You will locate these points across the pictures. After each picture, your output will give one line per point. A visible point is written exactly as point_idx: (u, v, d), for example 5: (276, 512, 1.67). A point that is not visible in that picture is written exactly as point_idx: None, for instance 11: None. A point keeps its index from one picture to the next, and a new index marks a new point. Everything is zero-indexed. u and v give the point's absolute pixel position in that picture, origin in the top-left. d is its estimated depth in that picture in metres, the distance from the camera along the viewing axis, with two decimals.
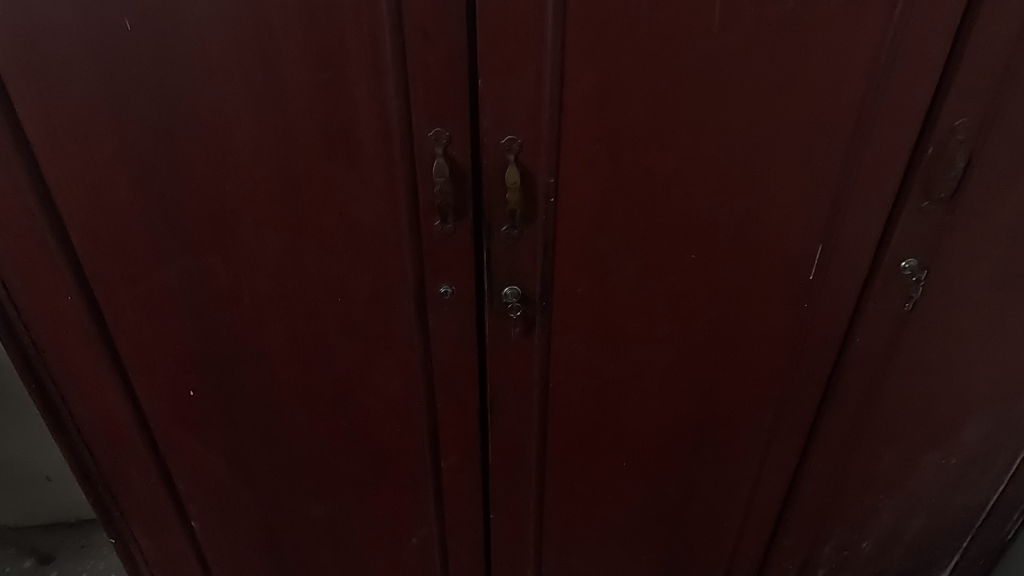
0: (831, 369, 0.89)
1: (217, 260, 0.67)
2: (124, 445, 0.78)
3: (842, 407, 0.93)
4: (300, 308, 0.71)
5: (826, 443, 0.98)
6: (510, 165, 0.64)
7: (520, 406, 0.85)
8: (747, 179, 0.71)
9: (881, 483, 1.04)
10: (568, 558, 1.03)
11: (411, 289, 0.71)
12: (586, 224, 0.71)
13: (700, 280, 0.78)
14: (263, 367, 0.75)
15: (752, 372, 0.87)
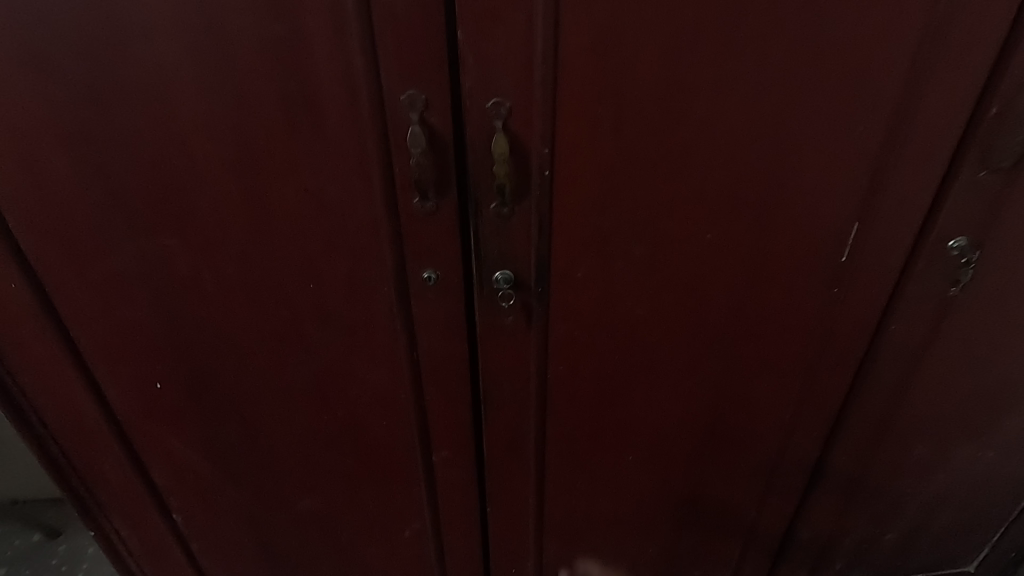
0: (860, 359, 0.81)
1: (174, 243, 0.60)
2: (93, 439, 0.73)
3: (871, 399, 0.85)
4: (269, 296, 0.65)
5: (851, 436, 0.90)
6: (498, 133, 0.56)
7: (518, 399, 0.79)
8: (772, 158, 0.62)
9: (910, 476, 0.97)
10: (571, 552, 0.98)
11: (390, 275, 0.64)
12: (587, 203, 0.63)
13: (715, 265, 0.69)
14: (235, 358, 0.69)
15: (772, 363, 0.80)
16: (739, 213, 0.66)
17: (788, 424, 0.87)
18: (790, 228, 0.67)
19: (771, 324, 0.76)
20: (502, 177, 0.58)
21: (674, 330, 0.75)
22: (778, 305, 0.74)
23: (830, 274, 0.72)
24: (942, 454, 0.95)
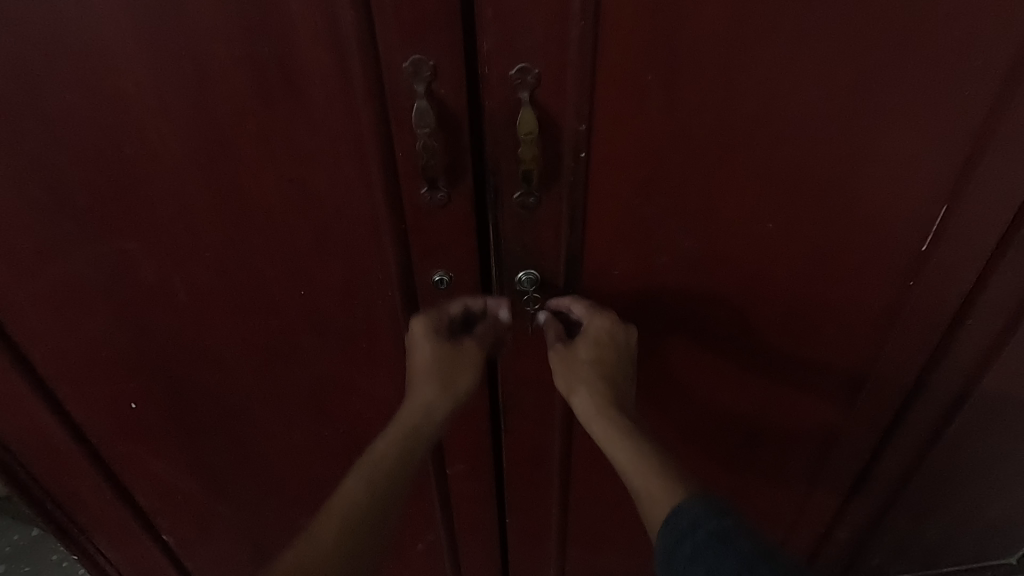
0: (925, 357, 0.70)
1: (134, 248, 0.50)
2: (65, 462, 0.65)
3: (932, 401, 0.74)
4: (253, 305, 0.55)
5: (906, 440, 0.80)
6: (524, 107, 0.46)
7: (541, 410, 0.70)
8: (852, 138, 0.51)
9: (966, 478, 0.87)
10: (595, 559, 0.92)
11: (395, 278, 0.54)
12: (628, 192, 0.53)
13: (771, 258, 0.60)
14: (218, 375, 0.60)
15: (825, 365, 0.70)
16: (804, 202, 0.56)
17: (836, 431, 0.78)
18: (862, 218, 0.57)
19: (828, 323, 0.66)
20: (528, 162, 0.48)
21: (718, 331, 0.66)
22: (839, 302, 0.64)
23: (902, 269, 0.62)
24: (1005, 460, 0.85)
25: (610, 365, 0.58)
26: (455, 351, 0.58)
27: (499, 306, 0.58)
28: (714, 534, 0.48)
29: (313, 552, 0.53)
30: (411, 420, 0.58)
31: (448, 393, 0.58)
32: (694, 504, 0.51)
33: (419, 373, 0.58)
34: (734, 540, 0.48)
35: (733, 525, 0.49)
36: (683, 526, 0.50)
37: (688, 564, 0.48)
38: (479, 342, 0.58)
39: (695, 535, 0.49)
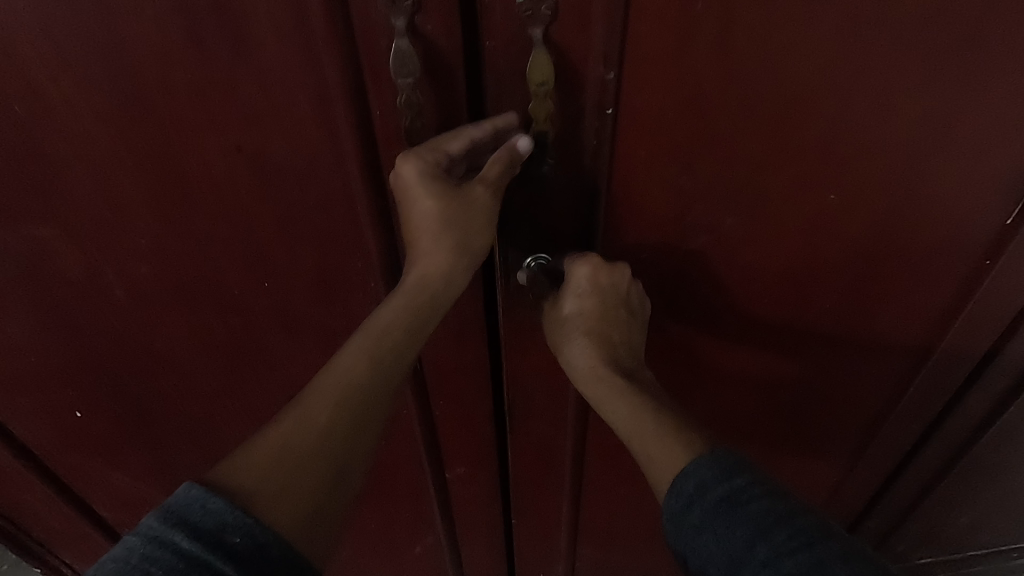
0: (980, 356, 0.61)
1: (50, 235, 0.41)
2: (9, 476, 0.57)
3: (981, 402, 0.66)
4: (209, 301, 0.46)
5: (944, 441, 0.72)
6: (539, 48, 0.35)
7: (551, 410, 0.62)
8: (948, 95, 0.40)
9: (1005, 483, 0.79)
10: (606, 556, 0.86)
11: (377, 268, 0.45)
12: (663, 159, 0.42)
13: (830, 243, 0.49)
14: (175, 380, 0.51)
15: (876, 364, 0.61)
16: (875, 175, 0.45)
17: (875, 434, 0.69)
18: (944, 195, 0.46)
19: (888, 317, 0.56)
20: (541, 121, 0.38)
21: (757, 324, 0.56)
22: (904, 294, 0.54)
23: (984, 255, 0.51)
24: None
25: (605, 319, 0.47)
26: (461, 198, 0.39)
27: (515, 138, 0.39)
28: (723, 501, 0.40)
29: (294, 459, 0.36)
30: (417, 294, 0.41)
31: (461, 250, 0.41)
32: (703, 470, 0.41)
33: (422, 230, 0.40)
34: (746, 504, 0.40)
35: (750, 485, 0.41)
36: (688, 493, 0.41)
37: (696, 534, 0.41)
38: (491, 183, 0.39)
39: (703, 502, 0.41)
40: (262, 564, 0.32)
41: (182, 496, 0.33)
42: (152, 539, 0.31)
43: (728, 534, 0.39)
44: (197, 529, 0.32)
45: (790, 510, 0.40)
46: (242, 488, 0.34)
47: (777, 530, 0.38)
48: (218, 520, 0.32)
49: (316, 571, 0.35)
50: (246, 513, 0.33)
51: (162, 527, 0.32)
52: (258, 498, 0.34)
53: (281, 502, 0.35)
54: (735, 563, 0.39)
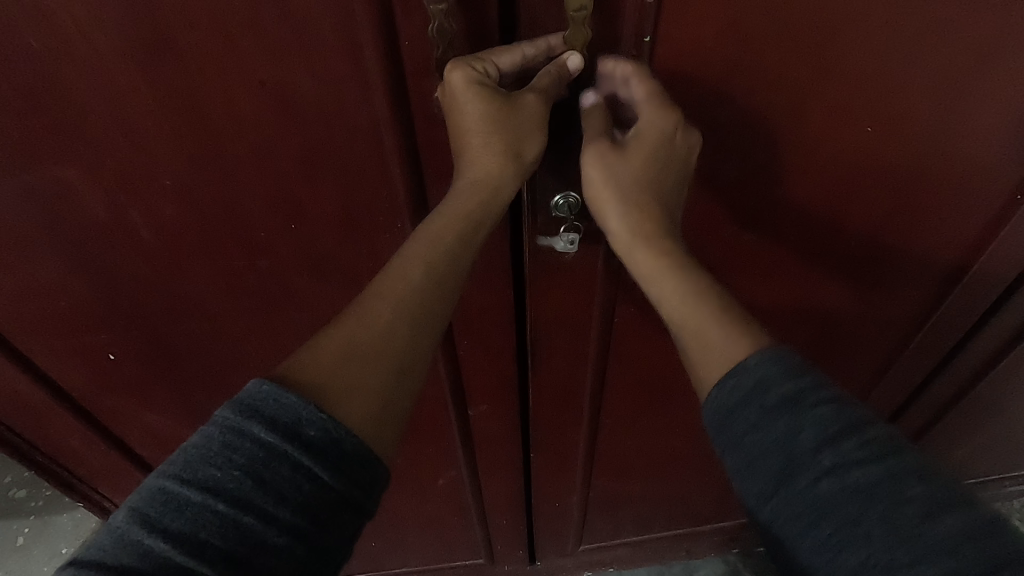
0: (992, 304, 0.62)
1: (74, 176, 0.40)
2: (45, 417, 0.59)
3: (988, 347, 0.68)
4: (236, 241, 0.46)
5: (947, 385, 0.74)
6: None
7: (572, 349, 0.63)
8: (1002, 20, 0.38)
9: (997, 420, 0.83)
10: (618, 487, 0.90)
11: (404, 206, 0.44)
12: (699, 90, 0.41)
13: (866, 184, 0.49)
14: (205, 324, 0.52)
15: (894, 303, 0.61)
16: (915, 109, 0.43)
17: (882, 373, 0.71)
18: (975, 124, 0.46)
19: (912, 256, 0.56)
20: (572, 47, 0.37)
21: (780, 266, 0.56)
22: (931, 236, 0.54)
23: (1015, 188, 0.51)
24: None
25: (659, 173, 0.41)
26: (514, 105, 0.38)
27: (568, 51, 0.37)
28: (785, 400, 0.36)
29: (357, 360, 0.38)
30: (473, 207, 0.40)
31: (512, 160, 0.40)
32: (766, 363, 0.37)
33: (475, 139, 0.38)
34: (813, 405, 0.36)
35: (817, 386, 0.36)
36: (747, 387, 0.37)
37: (749, 431, 0.37)
38: (545, 94, 0.38)
39: (762, 399, 0.37)
40: (338, 456, 0.34)
41: (254, 391, 0.34)
42: (231, 429, 0.33)
43: (788, 436, 0.35)
44: (274, 421, 0.33)
45: (864, 418, 0.36)
46: (311, 385, 0.36)
47: (850, 438, 0.35)
48: (292, 414, 0.33)
49: (384, 473, 0.36)
50: (318, 409, 0.34)
51: (240, 418, 0.33)
52: (327, 397, 0.36)
53: (351, 402, 0.36)
54: (792, 467, 0.35)
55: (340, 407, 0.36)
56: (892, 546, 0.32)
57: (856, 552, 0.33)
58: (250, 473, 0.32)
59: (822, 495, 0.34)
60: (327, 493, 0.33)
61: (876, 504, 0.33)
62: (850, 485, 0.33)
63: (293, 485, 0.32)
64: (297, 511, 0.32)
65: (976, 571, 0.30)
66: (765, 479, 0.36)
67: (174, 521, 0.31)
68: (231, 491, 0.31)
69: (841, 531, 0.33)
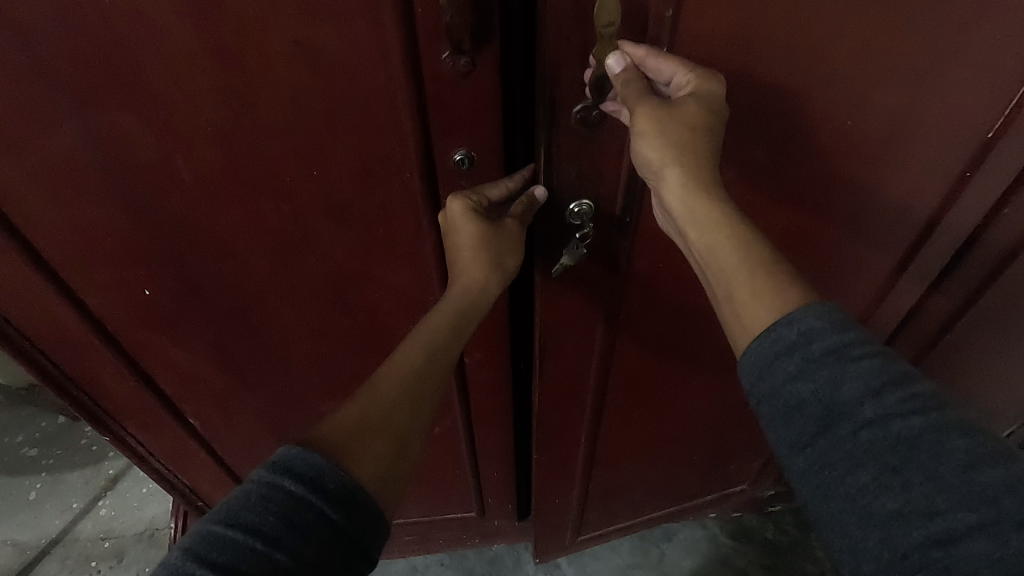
0: (952, 257, 0.72)
1: (128, 121, 0.46)
2: (84, 349, 0.65)
3: (949, 297, 0.78)
4: (264, 187, 0.52)
5: (916, 336, 0.85)
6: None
7: (568, 320, 0.68)
8: None
9: (961, 376, 0.94)
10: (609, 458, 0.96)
11: (414, 158, 0.51)
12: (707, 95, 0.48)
13: (831, 147, 0.56)
14: (233, 263, 0.59)
15: (863, 252, 0.69)
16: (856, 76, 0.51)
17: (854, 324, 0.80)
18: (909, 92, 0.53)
19: (876, 206, 0.64)
20: (603, 56, 0.46)
21: (767, 225, 0.63)
22: (885, 195, 0.63)
23: (954, 143, 0.58)
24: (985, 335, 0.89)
25: (705, 129, 0.46)
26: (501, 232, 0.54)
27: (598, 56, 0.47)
28: (830, 352, 0.42)
29: (370, 430, 0.46)
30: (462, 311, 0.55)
31: (494, 271, 0.55)
32: (810, 317, 0.43)
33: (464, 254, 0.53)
34: (857, 358, 0.41)
35: (861, 342, 0.42)
36: (791, 339, 0.43)
37: (789, 381, 0.43)
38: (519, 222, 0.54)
39: (807, 348, 0.42)
40: (352, 506, 0.41)
41: (285, 453, 0.41)
42: (266, 483, 0.40)
43: (832, 384, 0.41)
44: (301, 475, 0.40)
45: (906, 374, 0.41)
46: (332, 446, 0.44)
47: (890, 391, 0.40)
48: (317, 469, 0.41)
49: (387, 524, 0.44)
50: (337, 466, 0.42)
51: (272, 474, 0.40)
52: (346, 457, 0.44)
53: (366, 460, 0.44)
54: (835, 415, 0.41)
55: (356, 465, 0.44)
56: (930, 486, 0.38)
57: (896, 494, 0.38)
58: (282, 517, 0.38)
59: (861, 442, 0.40)
60: (342, 535, 0.40)
61: (912, 452, 0.39)
62: (893, 433, 0.39)
63: (316, 527, 0.39)
64: (319, 550, 0.39)
65: (1008, 500, 0.36)
66: (805, 428, 0.42)
67: (220, 556, 0.37)
68: (265, 532, 0.38)
69: (884, 474, 0.39)
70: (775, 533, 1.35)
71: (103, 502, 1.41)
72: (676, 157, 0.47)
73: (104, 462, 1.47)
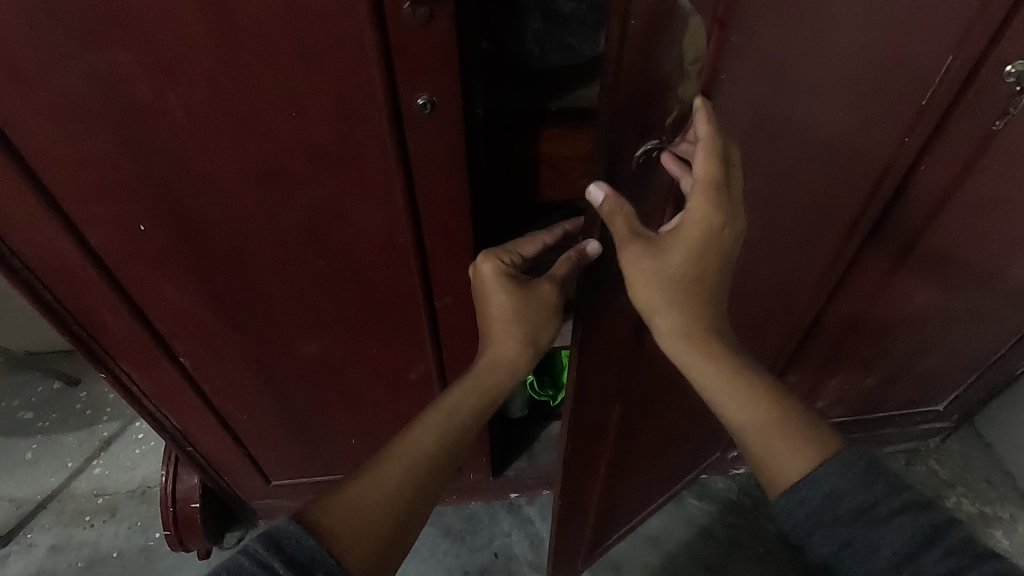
0: (882, 209, 0.80)
1: (125, 61, 0.52)
2: (83, 283, 0.72)
3: (884, 247, 0.86)
4: (248, 128, 0.59)
5: (857, 287, 0.93)
6: (696, 25, 0.49)
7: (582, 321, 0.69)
8: None
9: (899, 325, 1.03)
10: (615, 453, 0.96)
11: (382, 100, 0.57)
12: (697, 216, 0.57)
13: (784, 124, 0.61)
14: (220, 202, 0.65)
15: (802, 209, 0.74)
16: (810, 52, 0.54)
17: (797, 278, 0.87)
18: (845, 56, 0.57)
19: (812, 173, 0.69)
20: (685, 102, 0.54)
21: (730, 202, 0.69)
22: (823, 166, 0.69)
23: (879, 104, 0.64)
24: (924, 293, 0.96)
25: (695, 260, 0.59)
26: (535, 304, 0.67)
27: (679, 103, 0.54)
28: (858, 513, 0.56)
29: (365, 520, 0.59)
30: (491, 373, 0.69)
31: (525, 341, 0.69)
32: (827, 476, 0.58)
33: (496, 317, 0.67)
34: (884, 516, 0.55)
35: (886, 501, 0.55)
36: (818, 499, 0.57)
37: (831, 541, 0.56)
38: (554, 290, 0.66)
39: (836, 511, 0.56)
40: None
41: (282, 536, 0.53)
42: (260, 561, 0.51)
43: (868, 547, 0.55)
44: (292, 559, 0.52)
45: (934, 529, 0.54)
46: (329, 539, 0.56)
47: (925, 551, 0.53)
48: (307, 555, 0.53)
49: None
50: (325, 555, 0.54)
51: (268, 550, 0.52)
52: (339, 549, 0.56)
53: (356, 549, 0.57)
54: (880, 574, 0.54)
55: (346, 551, 0.56)
56: None
57: None
58: None
59: None
60: None
61: None
62: None
63: None
64: None
65: None
66: None
67: None
68: None
69: None
70: (739, 493, 1.42)
71: (97, 461, 1.47)
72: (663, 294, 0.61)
73: (98, 424, 1.53)
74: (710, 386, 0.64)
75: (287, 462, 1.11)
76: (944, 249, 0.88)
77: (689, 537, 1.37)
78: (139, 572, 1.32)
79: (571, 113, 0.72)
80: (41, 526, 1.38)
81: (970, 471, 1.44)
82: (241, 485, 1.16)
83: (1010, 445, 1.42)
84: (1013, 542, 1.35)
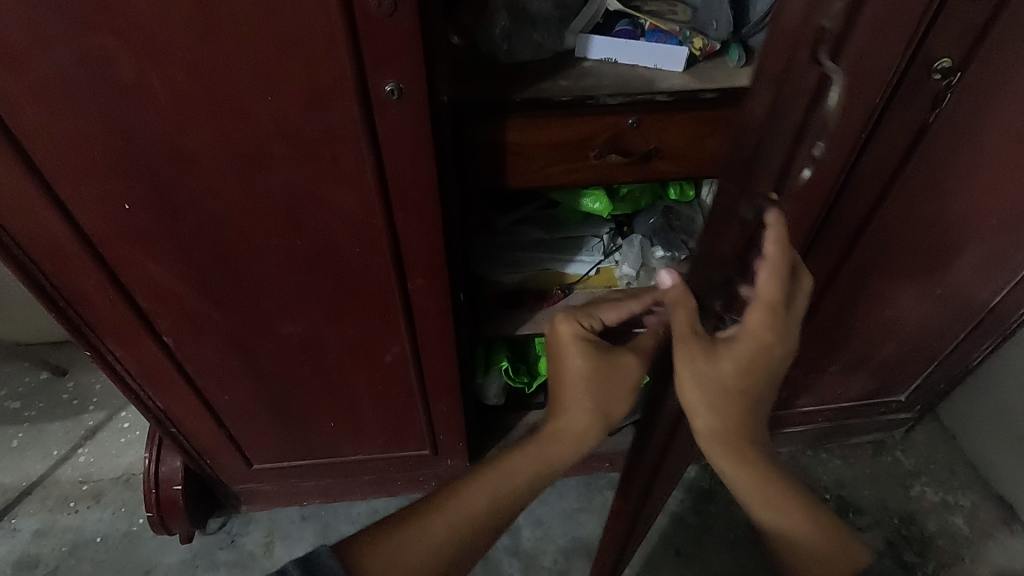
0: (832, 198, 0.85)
1: (111, 45, 0.57)
2: (70, 260, 0.75)
3: (834, 236, 0.91)
4: (227, 111, 0.63)
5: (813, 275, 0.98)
6: (840, 84, 0.42)
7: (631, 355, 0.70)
8: None
9: (856, 315, 1.07)
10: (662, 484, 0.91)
11: (351, 86, 0.62)
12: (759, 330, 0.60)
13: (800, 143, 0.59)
14: (201, 181, 0.69)
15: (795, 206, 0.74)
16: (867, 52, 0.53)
17: None
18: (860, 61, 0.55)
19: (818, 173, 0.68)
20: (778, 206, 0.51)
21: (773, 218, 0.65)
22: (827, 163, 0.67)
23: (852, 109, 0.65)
24: (876, 282, 1.01)
25: (745, 368, 0.61)
26: (608, 373, 0.71)
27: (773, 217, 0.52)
28: None
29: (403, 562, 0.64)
30: (561, 442, 0.73)
31: (598, 416, 0.73)
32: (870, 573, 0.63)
33: (569, 383, 0.73)
34: None
35: None
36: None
37: None
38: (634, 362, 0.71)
39: None
40: None
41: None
42: None
43: None
44: None
45: None
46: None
47: None
48: None
49: None
50: None
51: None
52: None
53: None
54: None
55: None
56: None
57: None
58: None
59: None
60: None
61: None
62: None
63: None
64: None
65: None
66: None
67: None
68: None
69: None
70: (711, 482, 1.46)
71: (82, 450, 1.49)
72: (712, 401, 0.63)
73: (85, 414, 1.55)
74: (747, 489, 0.70)
75: (268, 445, 1.15)
76: (891, 237, 0.93)
77: (661, 525, 1.40)
78: (122, 556, 1.34)
79: (534, 104, 0.77)
80: (27, 512, 1.40)
81: (934, 462, 1.49)
82: (223, 468, 1.19)
83: (971, 435, 1.47)
84: (974, 528, 1.39)
